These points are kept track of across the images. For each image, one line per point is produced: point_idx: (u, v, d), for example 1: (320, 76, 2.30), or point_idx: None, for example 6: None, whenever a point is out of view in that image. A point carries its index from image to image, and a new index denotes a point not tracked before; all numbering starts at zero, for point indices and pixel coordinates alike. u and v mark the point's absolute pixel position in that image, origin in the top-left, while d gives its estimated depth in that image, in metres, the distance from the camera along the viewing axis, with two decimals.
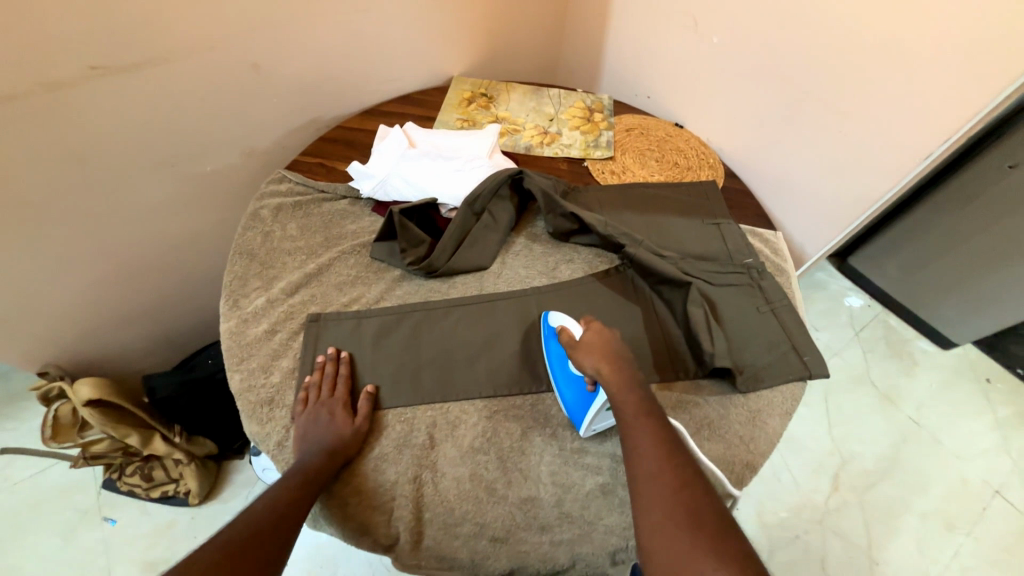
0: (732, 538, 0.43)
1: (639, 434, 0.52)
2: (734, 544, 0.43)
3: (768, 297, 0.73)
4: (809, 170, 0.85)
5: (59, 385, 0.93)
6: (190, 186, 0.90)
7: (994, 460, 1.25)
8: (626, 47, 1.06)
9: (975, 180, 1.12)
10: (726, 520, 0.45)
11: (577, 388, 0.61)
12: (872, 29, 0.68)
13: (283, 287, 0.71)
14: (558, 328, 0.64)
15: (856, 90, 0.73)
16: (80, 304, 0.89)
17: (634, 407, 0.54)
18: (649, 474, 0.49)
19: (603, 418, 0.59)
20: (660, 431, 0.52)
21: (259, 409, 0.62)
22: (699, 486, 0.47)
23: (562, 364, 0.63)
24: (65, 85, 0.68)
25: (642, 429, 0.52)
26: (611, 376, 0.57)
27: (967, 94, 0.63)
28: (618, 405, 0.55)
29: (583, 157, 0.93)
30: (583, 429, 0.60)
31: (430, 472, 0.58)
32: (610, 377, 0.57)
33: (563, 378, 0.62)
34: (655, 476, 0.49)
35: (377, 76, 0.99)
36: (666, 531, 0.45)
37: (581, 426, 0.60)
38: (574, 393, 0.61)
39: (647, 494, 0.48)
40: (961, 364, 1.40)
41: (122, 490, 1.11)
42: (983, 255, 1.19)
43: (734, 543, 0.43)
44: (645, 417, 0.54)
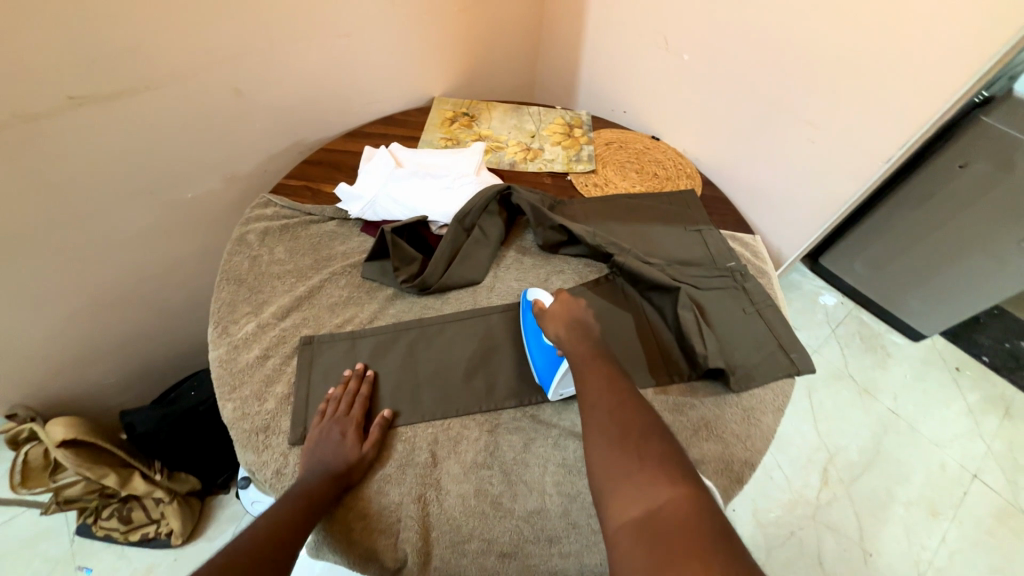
0: (657, 442, 0.51)
1: (591, 377, 0.59)
2: (658, 447, 0.50)
3: (752, 298, 0.76)
4: (781, 176, 0.89)
5: (29, 427, 0.88)
6: (171, 214, 0.88)
7: (968, 445, 1.30)
8: (601, 65, 1.11)
9: (929, 180, 1.19)
10: (654, 430, 0.52)
11: (547, 354, 0.66)
12: (830, 44, 0.73)
13: (274, 312, 0.69)
14: (532, 301, 0.71)
15: (818, 100, 0.78)
16: (53, 340, 0.86)
17: (582, 353, 0.61)
18: (593, 403, 0.56)
19: (569, 382, 0.64)
20: (606, 369, 0.60)
21: (254, 437, 0.60)
22: (633, 407, 0.55)
23: (536, 336, 0.68)
24: (41, 117, 0.67)
25: (590, 369, 0.60)
26: (569, 336, 0.64)
27: (920, 101, 0.69)
28: (573, 356, 0.62)
29: (566, 171, 0.96)
30: (550, 392, 0.63)
31: (434, 490, 0.58)
32: (567, 335, 0.64)
33: (536, 346, 0.67)
34: (597, 403, 0.56)
35: (358, 98, 1.00)
36: (605, 445, 0.52)
37: (548, 389, 0.64)
38: (545, 359, 0.66)
39: (592, 419, 0.55)
40: (930, 355, 1.47)
41: (99, 535, 1.06)
42: (943, 250, 1.26)
43: (658, 445, 0.50)
44: (592, 359, 0.61)
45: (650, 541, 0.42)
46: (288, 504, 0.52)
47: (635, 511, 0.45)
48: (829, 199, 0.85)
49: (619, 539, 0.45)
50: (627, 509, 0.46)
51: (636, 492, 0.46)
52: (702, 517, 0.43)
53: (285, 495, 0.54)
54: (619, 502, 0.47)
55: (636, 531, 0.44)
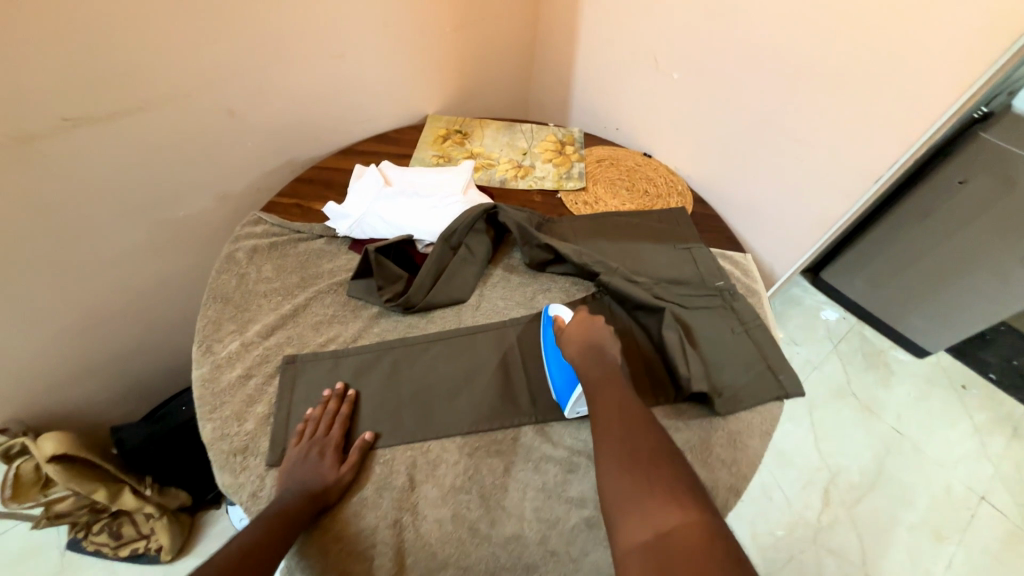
0: (667, 468, 0.52)
1: (602, 395, 0.60)
2: (669, 472, 0.51)
3: (741, 318, 0.75)
4: (773, 195, 0.89)
5: (22, 440, 0.89)
6: (164, 231, 0.90)
7: (975, 466, 1.27)
8: (593, 83, 1.11)
9: (927, 196, 1.18)
10: (665, 455, 0.53)
11: (567, 370, 0.65)
12: (818, 64, 0.73)
13: (258, 330, 0.70)
14: (553, 318, 0.70)
15: (806, 119, 0.78)
16: (45, 356, 0.87)
17: (597, 375, 0.62)
18: (606, 426, 0.57)
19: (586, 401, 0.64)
20: (619, 393, 0.60)
21: (232, 458, 0.60)
22: (644, 430, 0.56)
23: (554, 350, 0.68)
24: (37, 138, 0.68)
25: (604, 391, 0.60)
26: (582, 360, 0.63)
27: (909, 120, 0.68)
28: (586, 379, 0.62)
29: (556, 188, 0.96)
30: (567, 409, 0.63)
31: (410, 515, 0.57)
32: (580, 353, 0.64)
33: (554, 361, 0.67)
34: (609, 426, 0.57)
35: (351, 117, 1.02)
36: (616, 470, 0.53)
37: (566, 406, 0.64)
38: (563, 374, 0.65)
39: (604, 442, 0.56)
40: (935, 372, 1.44)
41: (89, 550, 1.06)
42: (946, 265, 1.24)
43: (669, 472, 0.51)
44: (607, 381, 0.62)
45: (660, 566, 0.44)
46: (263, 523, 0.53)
47: (644, 536, 0.46)
48: (821, 218, 0.84)
49: (627, 562, 0.46)
50: (637, 533, 0.47)
51: (647, 518, 0.47)
52: (711, 547, 0.44)
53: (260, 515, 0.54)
54: (628, 525, 0.48)
55: (645, 555, 0.45)
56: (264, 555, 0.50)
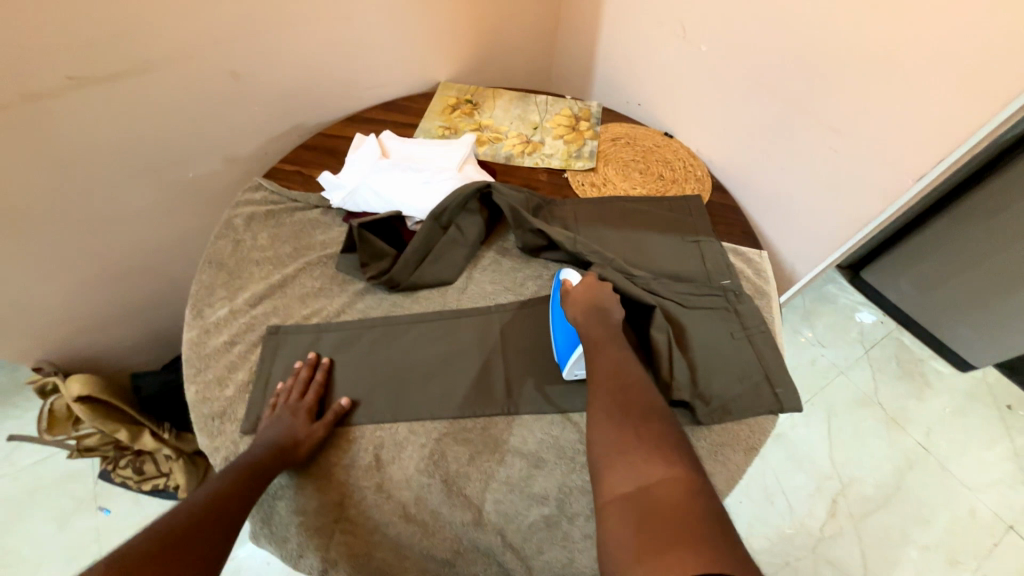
0: (659, 426, 0.51)
1: (599, 354, 0.59)
2: (660, 430, 0.50)
3: (744, 322, 0.70)
4: (801, 187, 0.80)
5: (53, 380, 0.95)
6: (174, 190, 0.91)
7: (1007, 492, 1.17)
8: (617, 53, 1.03)
9: (995, 195, 1.04)
10: (657, 414, 0.52)
11: (568, 332, 0.64)
12: (865, 41, 0.64)
13: (246, 299, 0.71)
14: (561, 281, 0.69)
15: (845, 104, 0.69)
16: (69, 305, 0.92)
17: (598, 331, 0.61)
18: (601, 382, 0.56)
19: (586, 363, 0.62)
20: (616, 352, 0.60)
21: (210, 421, 0.62)
22: (638, 391, 0.55)
23: (557, 309, 0.67)
24: (43, 97, 0.69)
25: (602, 347, 0.60)
26: (584, 320, 0.62)
27: (962, 113, 0.58)
28: (586, 334, 0.61)
29: (564, 168, 0.91)
30: (566, 371, 0.63)
31: (373, 494, 0.58)
32: (582, 310, 0.63)
33: (558, 323, 0.66)
34: (604, 383, 0.56)
35: (359, 82, 0.98)
36: (607, 424, 0.52)
37: (565, 367, 0.63)
38: (564, 335, 0.65)
39: (597, 397, 0.55)
40: (978, 388, 1.32)
41: (116, 481, 1.12)
42: (1005, 274, 1.11)
43: (660, 430, 0.50)
44: (605, 340, 0.61)
45: (640, 517, 0.42)
46: (230, 474, 0.54)
47: (629, 487, 0.45)
48: (851, 217, 0.75)
49: (610, 510, 0.45)
50: (620, 485, 0.46)
51: (632, 470, 0.46)
52: (696, 501, 0.42)
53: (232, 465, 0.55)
54: (612, 477, 0.47)
55: (627, 505, 0.44)
56: (232, 501, 0.51)
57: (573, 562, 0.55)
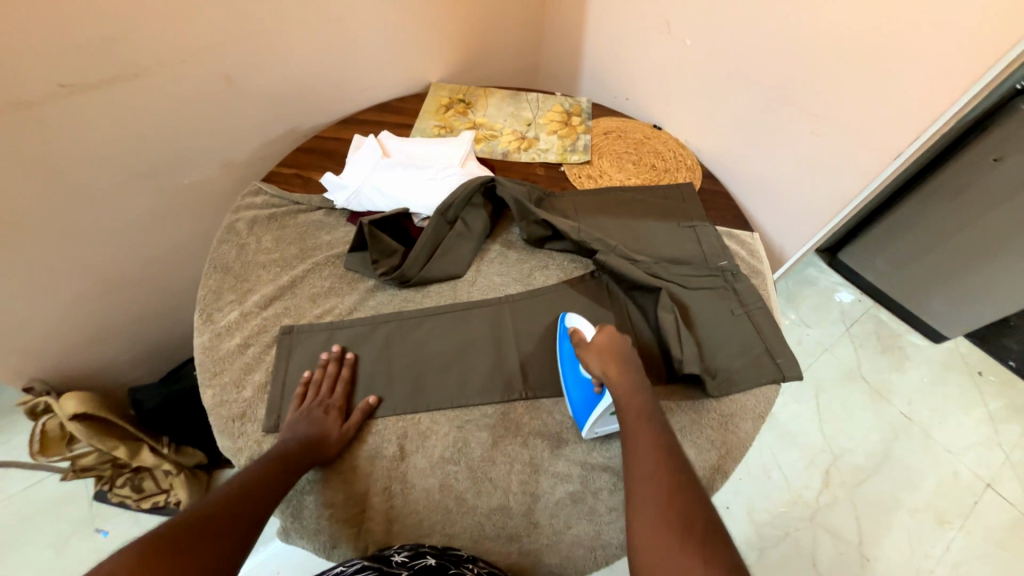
0: (720, 543, 0.43)
1: (641, 439, 0.53)
2: (721, 549, 0.43)
3: (742, 300, 0.73)
4: (788, 171, 0.85)
5: (45, 399, 0.92)
6: (169, 199, 0.90)
7: (985, 454, 1.24)
8: (604, 50, 1.06)
9: (959, 174, 1.12)
10: (715, 527, 0.45)
11: (584, 390, 0.62)
12: (841, 32, 0.69)
13: (256, 301, 0.71)
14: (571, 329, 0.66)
15: (825, 92, 0.74)
16: (63, 320, 0.89)
17: (636, 411, 0.55)
18: (644, 478, 0.50)
19: (606, 421, 0.60)
20: (661, 439, 0.53)
21: (230, 423, 0.62)
22: (690, 492, 0.48)
23: (573, 366, 0.64)
24: (34, 104, 0.68)
25: (643, 433, 0.53)
26: (616, 375, 0.58)
27: (930, 96, 0.64)
28: (622, 409, 0.56)
29: (560, 162, 0.93)
30: (585, 431, 0.60)
31: (399, 484, 0.59)
32: (617, 380, 0.58)
33: (572, 378, 0.63)
34: (650, 480, 0.49)
35: (353, 85, 0.99)
36: (654, 531, 0.45)
37: (584, 427, 0.61)
38: (580, 395, 0.62)
39: (642, 495, 0.48)
40: (952, 358, 1.40)
41: (113, 501, 1.08)
42: (971, 248, 1.18)
43: (722, 550, 0.43)
44: (644, 421, 0.55)
45: None
46: (264, 464, 0.54)
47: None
48: (835, 197, 0.80)
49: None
50: None
51: None
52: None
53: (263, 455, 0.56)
54: None
55: None
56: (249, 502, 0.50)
57: (601, 535, 0.57)
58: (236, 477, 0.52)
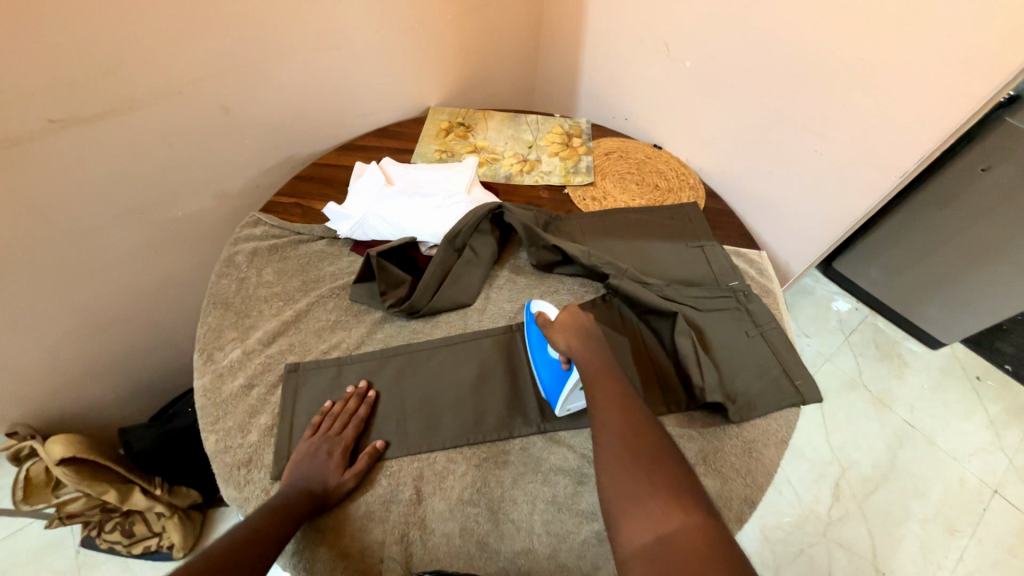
0: (669, 466, 0.48)
1: (597, 386, 0.56)
2: (672, 472, 0.47)
3: (756, 321, 0.72)
4: (791, 189, 0.85)
5: (30, 444, 0.86)
6: (163, 231, 0.87)
7: (989, 459, 1.25)
8: (601, 72, 1.07)
9: (948, 184, 1.13)
10: (666, 453, 0.49)
11: (553, 368, 0.63)
12: (842, 55, 0.70)
13: (259, 338, 0.68)
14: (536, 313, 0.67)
15: (828, 112, 0.75)
16: (49, 361, 0.85)
17: (595, 367, 0.58)
18: (602, 421, 0.53)
19: (577, 398, 0.62)
20: (616, 384, 0.56)
21: (236, 471, 0.59)
22: (644, 424, 0.52)
23: (541, 348, 0.65)
24: (23, 141, 0.65)
25: (600, 382, 0.56)
26: (581, 349, 0.60)
27: (935, 115, 0.65)
28: (584, 370, 0.58)
29: (563, 184, 0.93)
30: (557, 408, 0.62)
31: (418, 530, 0.56)
32: (581, 350, 0.60)
33: (540, 358, 0.64)
34: (607, 424, 0.52)
35: (351, 111, 0.98)
36: (612, 464, 0.49)
37: (556, 405, 0.62)
38: (551, 375, 0.63)
39: (603, 439, 0.51)
40: (950, 364, 1.41)
41: (102, 547, 1.02)
42: (963, 256, 1.19)
43: (673, 473, 0.47)
44: (604, 374, 0.57)
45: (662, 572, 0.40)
46: (264, 514, 0.52)
47: (645, 538, 0.43)
48: (840, 212, 0.81)
49: (631, 569, 0.43)
50: (640, 536, 0.44)
51: (651, 520, 0.44)
52: (719, 555, 0.40)
53: (265, 505, 0.54)
54: (630, 528, 0.45)
55: (649, 559, 0.42)
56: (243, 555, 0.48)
57: None
58: (246, 532, 0.50)
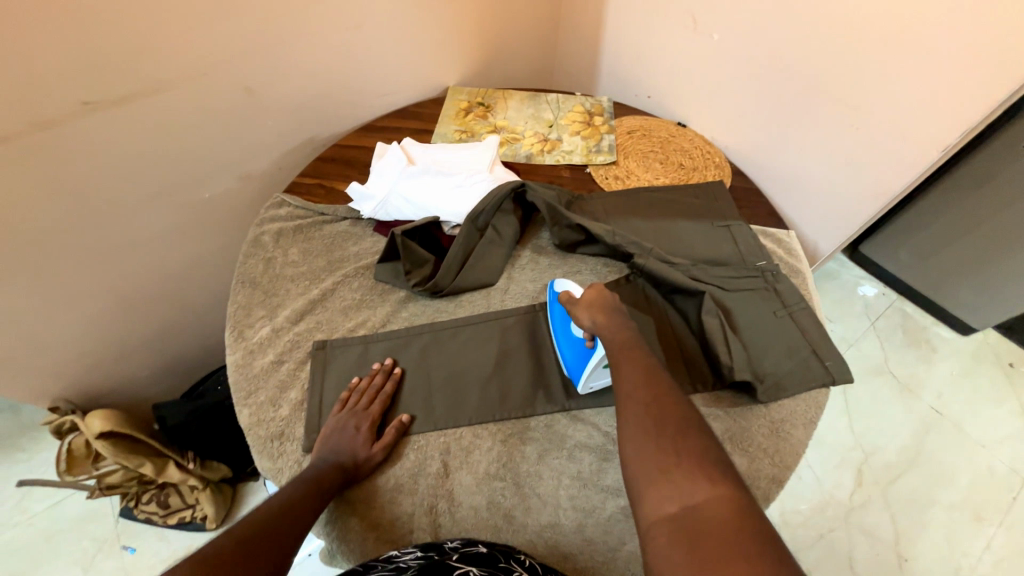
0: (698, 435, 0.45)
1: (622, 363, 0.54)
2: (700, 440, 0.45)
3: (785, 301, 0.71)
4: (823, 166, 0.82)
5: (70, 418, 0.91)
6: (190, 212, 0.88)
7: (1021, 447, 1.21)
8: (623, 48, 1.04)
9: (988, 162, 1.08)
10: (694, 424, 0.46)
11: (576, 346, 0.63)
12: (882, 23, 0.67)
13: (288, 316, 0.70)
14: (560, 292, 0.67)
15: (865, 85, 0.72)
16: (86, 338, 0.88)
17: (618, 342, 0.57)
18: (627, 395, 0.51)
19: (599, 375, 0.61)
20: (643, 361, 0.54)
21: (269, 443, 0.61)
22: (671, 398, 0.49)
23: (564, 326, 0.65)
24: (57, 123, 0.67)
25: (625, 357, 0.55)
26: (605, 322, 0.60)
27: (984, 84, 0.62)
28: (609, 345, 0.58)
29: (585, 163, 0.91)
30: (580, 385, 0.62)
31: (446, 502, 0.57)
32: (606, 326, 0.60)
33: (564, 337, 0.64)
34: (631, 396, 0.50)
35: (371, 92, 0.97)
36: (637, 436, 0.47)
37: (578, 382, 0.62)
38: (573, 352, 0.63)
39: (626, 411, 0.50)
40: (981, 350, 1.36)
41: (140, 517, 1.07)
42: (1000, 238, 1.15)
43: (699, 444, 0.44)
44: (628, 348, 0.56)
45: (689, 542, 0.38)
46: (298, 485, 0.54)
47: (671, 509, 0.41)
48: (875, 190, 0.78)
49: (655, 539, 0.40)
50: (665, 507, 0.41)
51: (676, 489, 0.41)
52: (749, 523, 0.37)
53: (298, 477, 0.55)
54: (655, 499, 0.42)
55: (675, 530, 0.39)
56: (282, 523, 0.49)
57: None
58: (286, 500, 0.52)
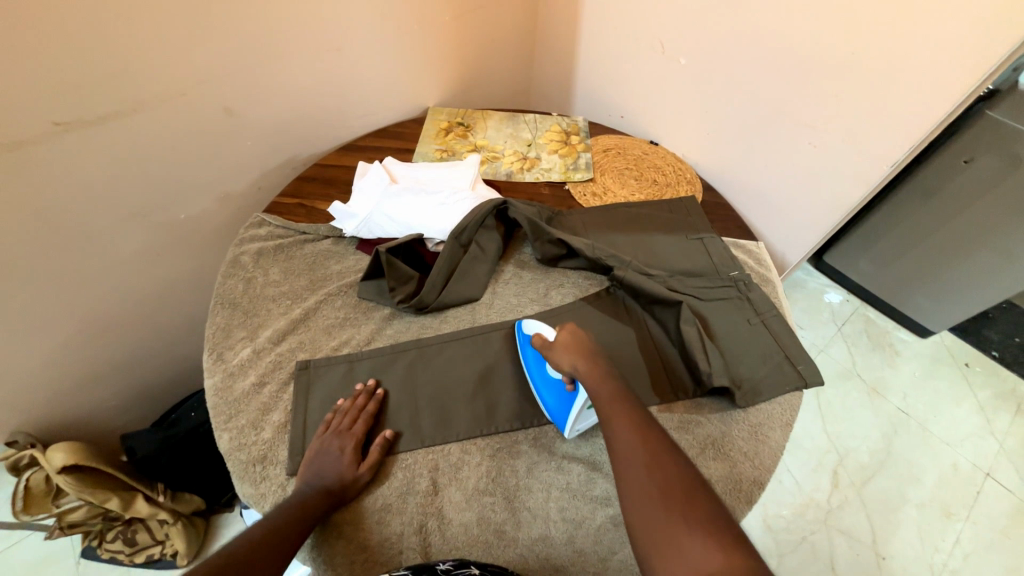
0: (702, 500, 0.45)
1: (615, 418, 0.54)
2: (704, 506, 0.45)
3: (758, 309, 0.74)
4: (787, 182, 0.88)
5: (29, 452, 0.86)
6: (165, 233, 0.86)
7: (980, 443, 1.28)
8: (597, 70, 1.09)
9: (934, 176, 1.15)
10: (697, 488, 0.46)
11: (557, 390, 0.62)
12: (834, 50, 0.72)
13: (269, 336, 0.68)
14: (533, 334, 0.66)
15: (821, 106, 0.77)
16: (49, 367, 0.84)
17: (607, 393, 0.57)
18: (624, 455, 0.51)
19: (585, 417, 0.61)
20: (635, 414, 0.54)
21: (252, 468, 0.59)
22: (669, 457, 0.50)
23: (540, 369, 0.65)
24: (26, 144, 0.65)
25: (617, 412, 0.55)
26: (587, 369, 0.60)
27: (925, 106, 0.68)
28: (595, 397, 0.57)
29: (563, 180, 0.94)
30: (567, 430, 0.61)
31: (436, 520, 0.56)
32: (588, 372, 0.59)
33: (543, 382, 0.63)
34: (628, 454, 0.51)
35: (351, 112, 0.99)
36: (641, 502, 0.47)
37: (565, 427, 0.61)
38: (555, 397, 0.62)
39: (625, 470, 0.50)
40: (939, 352, 1.44)
41: (104, 557, 1.00)
42: (949, 247, 1.23)
43: (702, 506, 0.45)
44: (617, 400, 0.56)
45: None
46: (277, 517, 0.52)
47: None
48: (835, 203, 0.84)
49: None
50: None
51: (687, 561, 0.41)
52: None
53: (281, 503, 0.54)
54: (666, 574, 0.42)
55: None
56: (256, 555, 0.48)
57: None
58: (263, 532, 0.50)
